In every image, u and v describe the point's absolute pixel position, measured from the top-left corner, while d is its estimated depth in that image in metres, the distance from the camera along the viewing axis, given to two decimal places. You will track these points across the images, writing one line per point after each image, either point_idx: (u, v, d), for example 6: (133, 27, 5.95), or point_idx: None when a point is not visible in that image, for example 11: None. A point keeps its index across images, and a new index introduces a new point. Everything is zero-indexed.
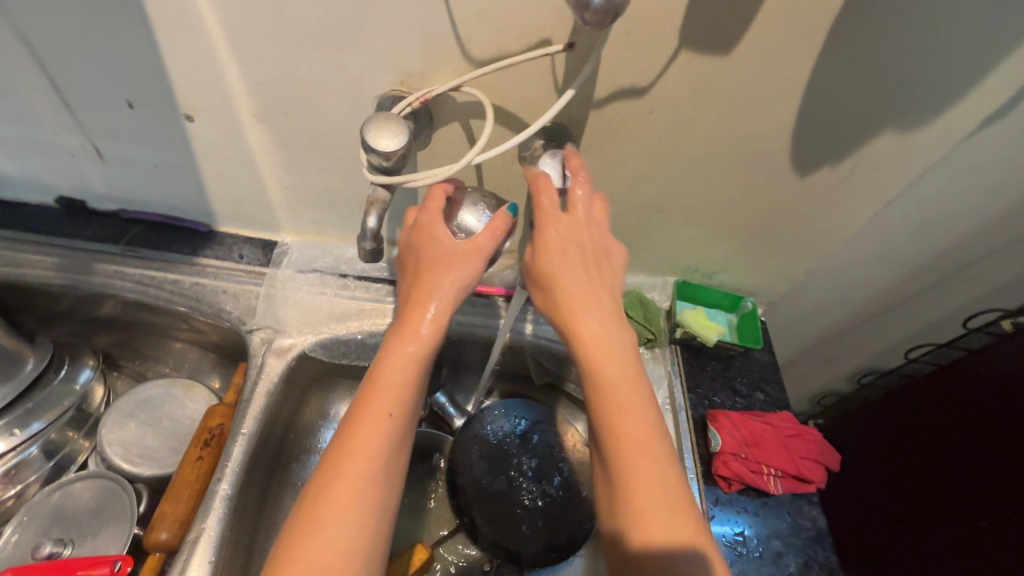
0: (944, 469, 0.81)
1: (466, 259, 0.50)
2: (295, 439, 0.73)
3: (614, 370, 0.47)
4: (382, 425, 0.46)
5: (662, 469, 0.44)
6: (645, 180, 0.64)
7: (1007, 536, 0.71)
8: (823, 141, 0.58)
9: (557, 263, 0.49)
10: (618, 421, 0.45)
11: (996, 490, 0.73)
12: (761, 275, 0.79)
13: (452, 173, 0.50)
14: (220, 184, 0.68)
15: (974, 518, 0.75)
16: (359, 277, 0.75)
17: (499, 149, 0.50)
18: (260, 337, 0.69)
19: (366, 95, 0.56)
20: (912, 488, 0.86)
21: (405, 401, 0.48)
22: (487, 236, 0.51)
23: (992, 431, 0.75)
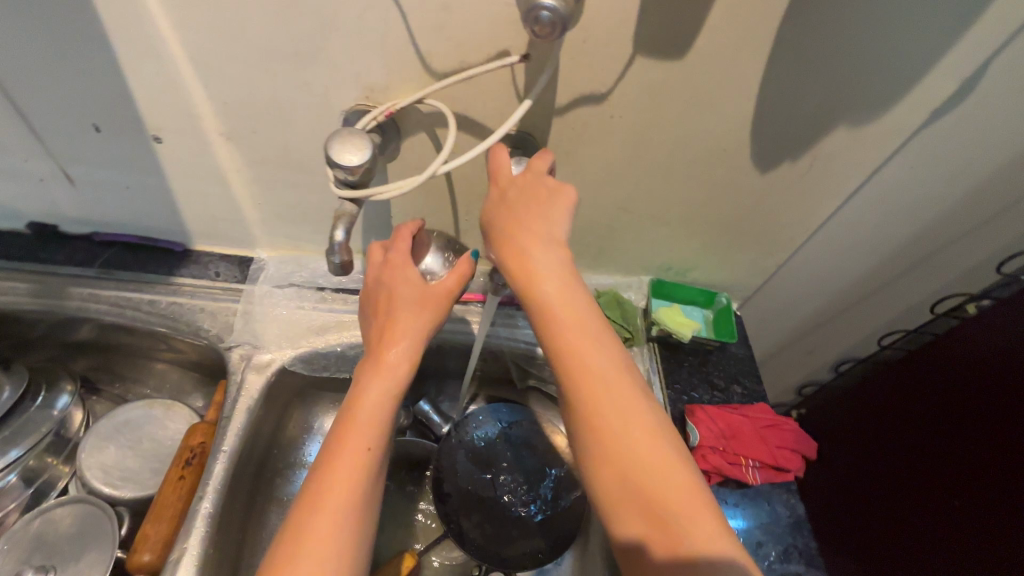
0: (922, 450, 0.83)
1: (435, 300, 0.53)
2: (279, 453, 0.74)
3: (586, 359, 0.46)
4: (362, 458, 0.47)
5: (640, 441, 0.43)
6: (613, 182, 0.65)
7: (982, 513, 0.72)
8: (780, 138, 0.59)
9: (515, 236, 0.48)
10: (590, 399, 0.45)
11: (969, 468, 0.75)
12: (734, 271, 0.81)
13: (418, 184, 0.50)
14: (193, 203, 0.68)
15: (950, 497, 0.77)
16: (337, 290, 0.76)
17: (464, 159, 0.51)
18: (239, 353, 0.69)
19: (332, 110, 0.57)
20: (893, 471, 0.88)
21: (383, 429, 0.49)
22: (453, 280, 0.54)
23: (961, 411, 0.77)
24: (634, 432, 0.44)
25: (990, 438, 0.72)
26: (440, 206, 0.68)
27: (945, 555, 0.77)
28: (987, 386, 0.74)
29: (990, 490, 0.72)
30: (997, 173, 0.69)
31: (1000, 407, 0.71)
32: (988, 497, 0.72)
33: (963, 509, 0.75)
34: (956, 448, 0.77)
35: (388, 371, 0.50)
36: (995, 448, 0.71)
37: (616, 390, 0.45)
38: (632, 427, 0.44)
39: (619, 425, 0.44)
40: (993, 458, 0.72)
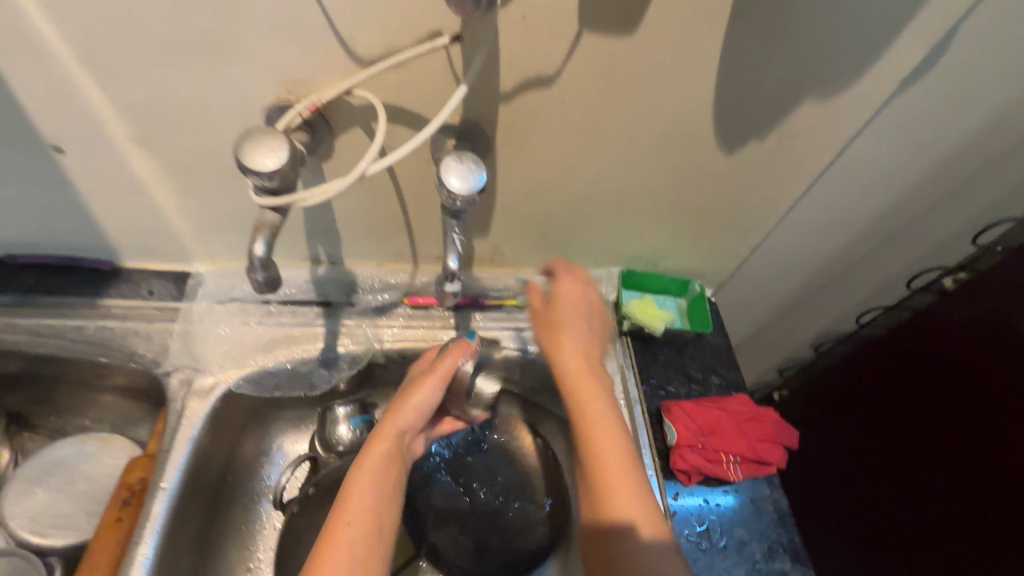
0: (906, 430, 0.81)
1: (430, 379, 0.58)
2: (235, 481, 0.68)
3: (592, 406, 0.53)
4: (351, 528, 0.47)
5: (628, 474, 0.51)
6: (573, 172, 0.61)
7: (972, 494, 0.70)
8: (745, 117, 0.56)
9: (561, 310, 0.59)
10: (595, 442, 0.52)
11: (955, 448, 0.73)
12: (706, 257, 0.78)
13: (346, 186, 0.44)
14: (113, 218, 0.61)
15: (937, 478, 0.75)
16: (284, 302, 0.70)
17: (398, 155, 0.44)
18: (178, 378, 0.64)
19: (253, 108, 0.51)
20: (877, 452, 0.86)
21: (380, 501, 0.50)
22: (449, 360, 0.59)
23: (943, 389, 0.75)
24: (630, 486, 0.50)
25: (976, 415, 0.70)
26: (388, 206, 0.62)
27: (933, 537, 0.75)
28: (969, 363, 0.72)
29: (977, 469, 0.70)
30: (969, 141, 0.66)
31: (985, 383, 0.69)
32: (975, 477, 0.70)
33: (950, 489, 0.73)
34: (941, 428, 0.75)
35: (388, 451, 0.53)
36: (983, 426, 0.69)
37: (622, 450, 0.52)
38: (629, 478, 0.50)
39: (612, 459, 0.51)
40: (979, 437, 0.70)
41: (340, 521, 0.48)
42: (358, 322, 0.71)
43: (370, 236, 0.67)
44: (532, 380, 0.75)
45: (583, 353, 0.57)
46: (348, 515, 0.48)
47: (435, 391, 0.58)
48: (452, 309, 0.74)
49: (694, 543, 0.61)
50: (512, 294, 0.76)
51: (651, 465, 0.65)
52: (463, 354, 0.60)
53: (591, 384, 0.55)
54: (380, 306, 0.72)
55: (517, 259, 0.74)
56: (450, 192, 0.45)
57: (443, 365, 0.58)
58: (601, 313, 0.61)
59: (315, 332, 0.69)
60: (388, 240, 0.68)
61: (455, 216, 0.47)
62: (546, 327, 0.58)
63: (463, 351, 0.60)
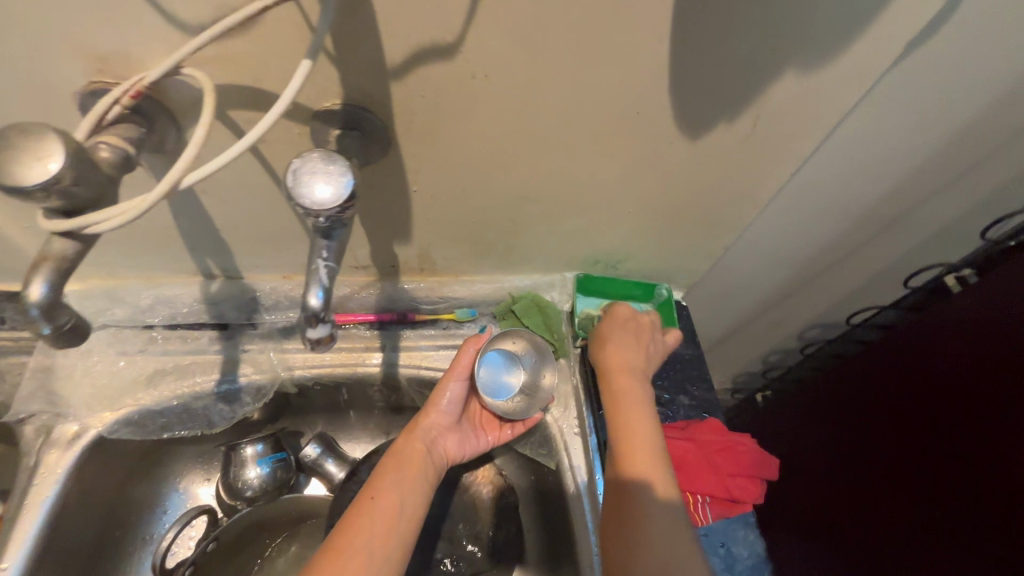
0: (898, 446, 0.72)
1: (448, 376, 0.57)
2: (123, 536, 0.59)
3: (630, 402, 0.53)
4: (368, 504, 0.49)
5: (655, 468, 0.49)
6: (502, 164, 0.49)
7: (964, 548, 0.61)
8: (711, 95, 0.44)
9: (615, 325, 0.59)
10: (625, 430, 0.51)
11: (949, 491, 0.64)
12: (677, 258, 0.67)
13: (150, 205, 0.32)
14: None
15: (928, 526, 0.66)
16: (170, 326, 0.58)
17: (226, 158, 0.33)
18: (34, 427, 0.53)
19: (62, 94, 0.38)
20: (863, 466, 0.77)
21: (407, 487, 0.51)
22: (466, 355, 0.57)
23: (937, 421, 0.66)
24: (657, 476, 0.48)
25: (970, 453, 0.61)
26: (278, 211, 0.51)
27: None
28: (969, 392, 0.63)
29: (973, 519, 0.61)
30: (982, 116, 0.56)
31: (983, 417, 0.61)
32: (969, 528, 0.61)
33: (944, 541, 0.64)
34: (935, 467, 0.66)
35: (416, 445, 0.55)
36: (979, 468, 0.60)
37: (651, 448, 0.50)
38: (655, 473, 0.48)
39: (640, 450, 0.50)
40: (975, 481, 0.61)
41: (360, 500, 0.49)
42: (261, 346, 0.60)
43: (266, 246, 0.55)
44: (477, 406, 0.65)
45: (631, 358, 0.56)
46: (375, 491, 0.50)
47: (458, 386, 0.57)
48: (376, 328, 0.64)
49: None
50: (448, 306, 0.66)
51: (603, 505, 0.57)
52: (476, 348, 0.57)
53: (632, 386, 0.54)
54: (289, 326, 0.61)
55: (452, 266, 0.63)
56: (308, 207, 0.34)
57: (461, 359, 0.57)
58: (653, 340, 0.59)
59: (210, 360, 0.59)
60: (289, 248, 0.56)
61: (325, 235, 0.36)
62: (599, 333, 0.60)
63: (476, 343, 0.57)
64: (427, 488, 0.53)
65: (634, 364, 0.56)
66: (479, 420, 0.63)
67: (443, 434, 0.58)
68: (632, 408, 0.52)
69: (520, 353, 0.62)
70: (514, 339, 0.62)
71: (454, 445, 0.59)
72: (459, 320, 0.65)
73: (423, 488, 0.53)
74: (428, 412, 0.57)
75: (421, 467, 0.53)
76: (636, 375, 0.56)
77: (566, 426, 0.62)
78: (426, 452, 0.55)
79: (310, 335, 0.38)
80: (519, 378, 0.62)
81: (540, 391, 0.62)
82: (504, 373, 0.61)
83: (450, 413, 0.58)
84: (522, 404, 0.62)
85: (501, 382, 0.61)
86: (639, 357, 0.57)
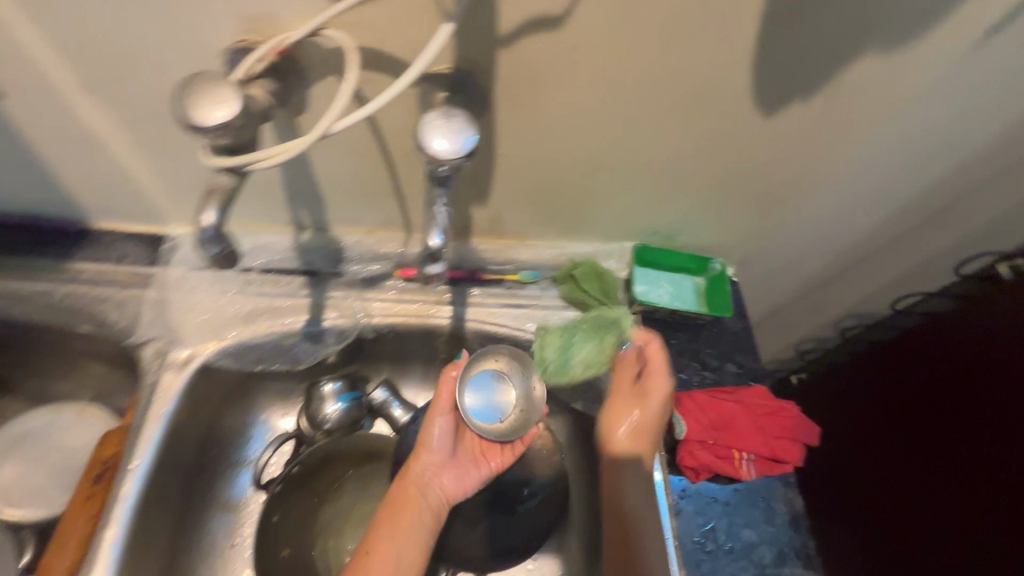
0: (941, 443, 0.73)
1: (432, 416, 0.60)
2: (217, 457, 0.64)
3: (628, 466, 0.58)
4: (365, 560, 0.53)
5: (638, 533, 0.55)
6: (585, 132, 0.52)
7: (994, 522, 0.65)
8: (791, 73, 0.47)
9: (624, 380, 0.61)
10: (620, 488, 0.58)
11: (977, 468, 0.68)
12: (733, 232, 0.70)
13: (305, 147, 0.37)
14: (75, 174, 0.55)
15: (962, 505, 0.70)
16: (266, 270, 0.65)
17: (361, 113, 0.38)
18: (152, 350, 0.60)
19: (212, 50, 0.43)
20: (903, 454, 0.79)
21: (405, 533, 0.55)
22: (444, 394, 0.60)
23: (959, 405, 0.70)
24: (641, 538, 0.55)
25: (994, 432, 0.66)
26: (374, 167, 0.55)
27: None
28: (987, 375, 0.67)
29: (1002, 503, 0.64)
30: None
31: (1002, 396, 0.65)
32: (999, 501, 0.65)
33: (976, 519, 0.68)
34: (962, 449, 0.70)
35: (407, 493, 0.57)
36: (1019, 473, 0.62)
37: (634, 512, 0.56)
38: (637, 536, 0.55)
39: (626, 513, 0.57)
40: (999, 457, 0.65)
41: (365, 550, 0.54)
42: (346, 294, 0.66)
43: (356, 201, 0.61)
44: None
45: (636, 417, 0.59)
46: (370, 547, 0.54)
47: (441, 423, 0.60)
48: (447, 283, 0.68)
49: (698, 547, 0.56)
50: (513, 268, 0.70)
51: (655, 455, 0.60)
52: (453, 376, 0.60)
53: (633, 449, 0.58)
54: (369, 277, 0.67)
55: (520, 230, 0.67)
56: (433, 156, 0.38)
57: (440, 399, 0.60)
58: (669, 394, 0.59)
59: (300, 304, 0.64)
60: (375, 203, 0.61)
61: (440, 183, 0.41)
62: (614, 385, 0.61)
63: (448, 380, 0.60)
64: (424, 534, 0.56)
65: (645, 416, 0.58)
66: (479, 450, 0.62)
67: (438, 474, 0.60)
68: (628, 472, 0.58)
69: (507, 372, 0.60)
70: (496, 356, 0.60)
71: (453, 481, 0.60)
72: (523, 282, 0.70)
73: (422, 531, 0.56)
74: (420, 454, 0.60)
75: (414, 516, 0.56)
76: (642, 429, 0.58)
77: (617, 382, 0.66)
78: (422, 492, 0.58)
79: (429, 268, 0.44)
80: (509, 395, 0.60)
81: (535, 402, 0.60)
82: (493, 393, 0.59)
83: (441, 451, 0.60)
84: (516, 422, 0.59)
85: (489, 402, 0.59)
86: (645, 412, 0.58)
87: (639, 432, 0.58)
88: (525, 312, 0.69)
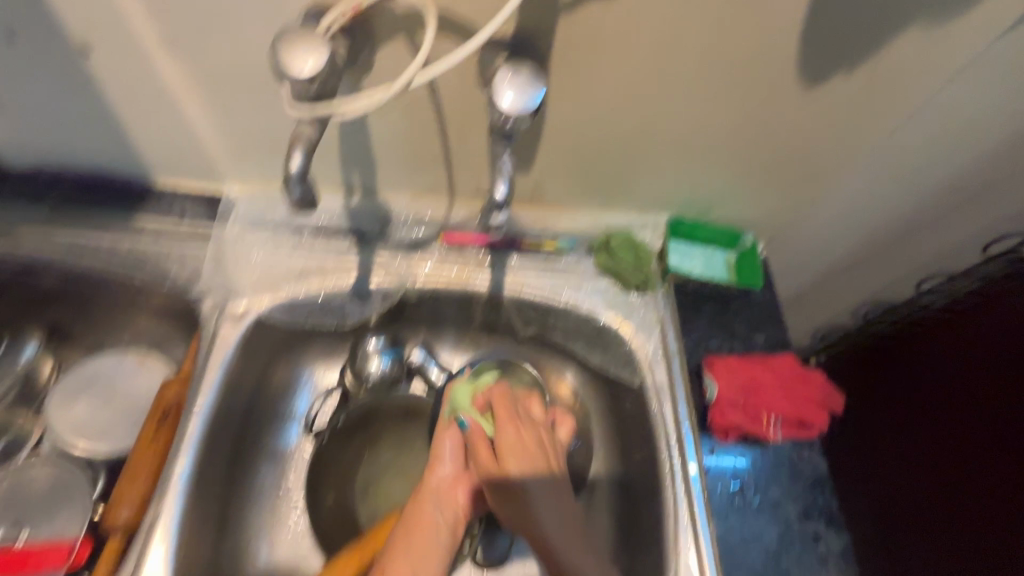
0: (949, 416, 0.77)
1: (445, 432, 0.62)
2: (266, 408, 0.68)
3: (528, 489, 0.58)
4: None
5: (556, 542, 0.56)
6: (632, 101, 0.55)
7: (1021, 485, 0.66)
8: (837, 44, 0.49)
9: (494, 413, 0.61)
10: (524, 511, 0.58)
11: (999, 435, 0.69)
12: (765, 208, 0.72)
13: (387, 98, 0.40)
14: (144, 133, 0.58)
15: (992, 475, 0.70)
16: (317, 232, 0.68)
17: (441, 68, 0.41)
18: (211, 302, 0.63)
19: (289, 11, 0.46)
20: (911, 428, 0.83)
21: (423, 544, 0.56)
22: (452, 408, 0.63)
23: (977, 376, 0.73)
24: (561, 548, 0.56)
25: (1005, 396, 0.69)
26: (428, 132, 0.58)
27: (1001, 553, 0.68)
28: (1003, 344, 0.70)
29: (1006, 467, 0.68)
30: None
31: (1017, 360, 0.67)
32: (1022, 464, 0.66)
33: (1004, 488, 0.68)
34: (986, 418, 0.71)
35: (420, 513, 0.58)
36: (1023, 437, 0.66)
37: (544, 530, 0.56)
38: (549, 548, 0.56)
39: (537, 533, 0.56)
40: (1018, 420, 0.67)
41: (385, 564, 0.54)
42: (392, 257, 0.69)
43: (405, 166, 0.63)
44: (568, 327, 0.72)
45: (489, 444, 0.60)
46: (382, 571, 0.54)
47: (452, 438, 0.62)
48: (487, 250, 0.71)
49: (726, 500, 0.59)
50: (550, 237, 0.73)
51: (685, 415, 0.64)
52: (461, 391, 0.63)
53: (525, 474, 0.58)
54: (414, 242, 0.69)
55: (559, 199, 0.70)
56: (499, 112, 0.41)
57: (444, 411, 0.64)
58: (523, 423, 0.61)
59: (347, 265, 0.68)
60: (423, 168, 0.64)
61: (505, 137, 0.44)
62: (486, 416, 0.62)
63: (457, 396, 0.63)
64: (439, 551, 0.57)
65: (518, 450, 0.59)
66: None
67: (450, 490, 0.61)
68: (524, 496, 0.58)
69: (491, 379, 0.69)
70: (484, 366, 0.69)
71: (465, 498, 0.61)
72: (560, 250, 0.72)
73: (439, 542, 0.57)
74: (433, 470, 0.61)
75: (428, 536, 0.57)
76: (547, 460, 0.60)
77: (650, 350, 0.68)
78: (437, 507, 0.59)
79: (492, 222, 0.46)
80: None
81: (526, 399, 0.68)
82: None
83: (452, 466, 0.62)
84: None
85: None
86: (531, 445, 0.60)
87: (537, 466, 0.58)
88: (562, 281, 0.71)
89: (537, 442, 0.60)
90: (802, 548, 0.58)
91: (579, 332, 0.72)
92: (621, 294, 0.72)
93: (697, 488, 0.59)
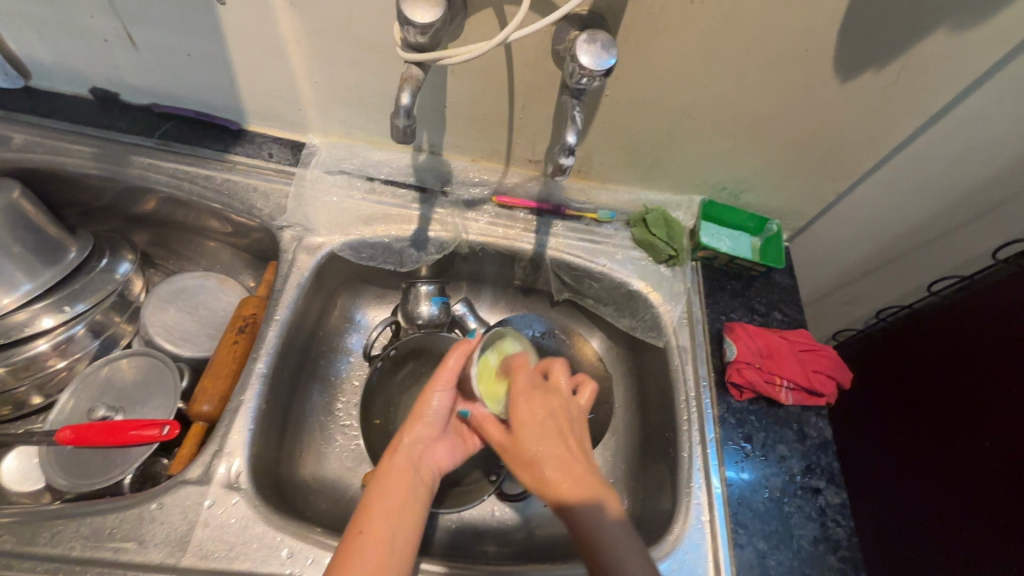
0: (935, 408, 0.80)
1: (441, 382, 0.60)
2: (325, 337, 0.76)
3: (560, 452, 0.52)
4: (367, 525, 0.49)
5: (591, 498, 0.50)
6: (681, 83, 0.61)
7: (985, 471, 0.71)
8: (872, 42, 0.55)
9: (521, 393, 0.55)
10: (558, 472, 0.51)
11: (972, 427, 0.74)
12: (791, 197, 0.78)
13: (485, 50, 0.50)
14: (252, 79, 0.67)
15: (961, 466, 0.74)
16: (386, 182, 0.77)
17: (534, 28, 0.49)
18: (290, 234, 0.72)
19: None
20: (895, 424, 0.86)
21: (409, 498, 0.52)
22: (457, 358, 0.61)
23: (954, 371, 0.77)
24: (593, 506, 0.50)
25: (991, 381, 0.72)
26: (498, 99, 0.65)
27: (966, 539, 0.71)
28: (981, 341, 0.74)
29: (984, 451, 0.71)
30: None
31: (992, 358, 0.72)
32: (992, 453, 0.70)
33: (973, 475, 0.72)
34: (963, 412, 0.75)
35: (400, 465, 0.54)
36: (1001, 420, 0.70)
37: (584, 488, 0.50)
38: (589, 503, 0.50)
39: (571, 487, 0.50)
40: (990, 413, 0.71)
41: (369, 513, 0.50)
42: (450, 212, 0.77)
43: (471, 130, 0.71)
44: (600, 292, 0.79)
45: (523, 407, 0.54)
46: (362, 526, 0.48)
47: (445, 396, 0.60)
48: (534, 214, 0.79)
49: (737, 450, 0.65)
50: (592, 208, 0.80)
51: (705, 374, 0.70)
52: (465, 351, 0.61)
53: (554, 440, 0.52)
54: (470, 201, 0.77)
55: (604, 172, 0.77)
56: (579, 69, 0.49)
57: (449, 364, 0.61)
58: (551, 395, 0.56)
59: (409, 215, 0.76)
60: (486, 133, 0.71)
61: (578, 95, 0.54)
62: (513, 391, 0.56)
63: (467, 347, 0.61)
64: (421, 506, 0.53)
65: (534, 428, 0.53)
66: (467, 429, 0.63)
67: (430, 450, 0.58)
68: (560, 454, 0.52)
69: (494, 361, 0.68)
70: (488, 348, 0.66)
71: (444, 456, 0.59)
72: (600, 220, 0.79)
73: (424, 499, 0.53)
74: (414, 426, 0.59)
75: (409, 491, 0.53)
76: (563, 433, 0.53)
77: (675, 317, 0.75)
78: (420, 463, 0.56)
79: (560, 162, 0.55)
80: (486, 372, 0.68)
81: None
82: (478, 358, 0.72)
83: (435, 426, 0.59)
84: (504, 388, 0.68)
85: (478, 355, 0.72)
86: (544, 415, 0.54)
87: (557, 441, 0.52)
88: (599, 248, 0.78)
89: (553, 416, 0.54)
90: (803, 499, 0.63)
91: (611, 298, 0.79)
92: (652, 265, 0.78)
93: (711, 437, 0.66)
